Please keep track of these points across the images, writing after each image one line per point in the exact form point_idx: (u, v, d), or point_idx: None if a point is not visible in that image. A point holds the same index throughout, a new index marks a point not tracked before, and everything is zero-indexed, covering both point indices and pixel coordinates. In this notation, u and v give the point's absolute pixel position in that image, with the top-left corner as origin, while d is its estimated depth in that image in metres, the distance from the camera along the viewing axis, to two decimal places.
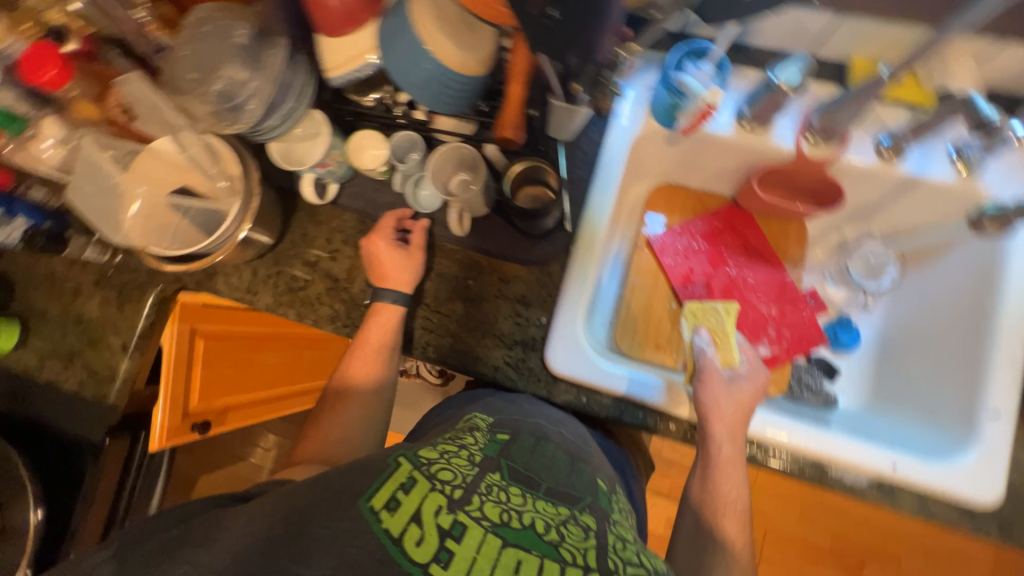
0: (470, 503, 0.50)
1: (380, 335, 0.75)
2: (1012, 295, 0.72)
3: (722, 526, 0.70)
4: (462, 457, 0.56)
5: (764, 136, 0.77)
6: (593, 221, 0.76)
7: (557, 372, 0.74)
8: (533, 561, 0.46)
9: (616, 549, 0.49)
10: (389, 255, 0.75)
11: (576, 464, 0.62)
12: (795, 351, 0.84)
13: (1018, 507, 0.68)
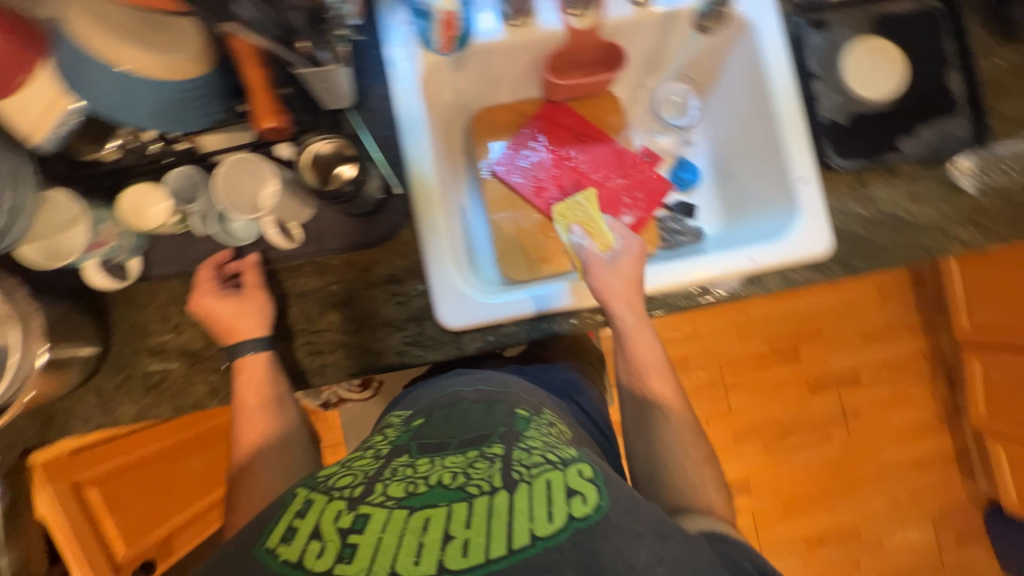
0: (371, 494, 0.53)
1: (257, 392, 0.69)
2: (777, 73, 0.79)
3: (650, 390, 0.79)
4: (365, 459, 0.60)
5: (531, 27, 0.79)
6: (420, 175, 0.75)
7: (451, 327, 0.74)
8: (442, 510, 0.50)
9: (520, 462, 0.55)
10: (227, 310, 0.69)
11: (493, 410, 0.67)
12: (653, 206, 0.92)
13: (852, 244, 0.79)
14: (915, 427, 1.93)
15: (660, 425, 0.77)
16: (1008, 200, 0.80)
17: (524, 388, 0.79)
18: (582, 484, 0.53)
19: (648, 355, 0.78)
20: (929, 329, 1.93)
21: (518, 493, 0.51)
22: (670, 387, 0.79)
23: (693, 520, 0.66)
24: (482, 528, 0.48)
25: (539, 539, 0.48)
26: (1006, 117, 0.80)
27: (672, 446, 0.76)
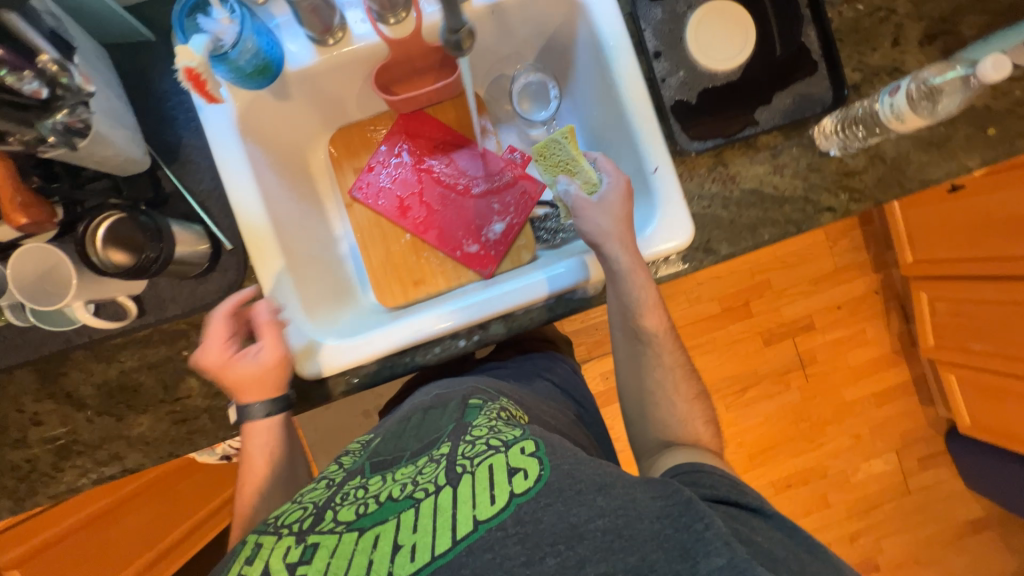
0: (321, 522, 0.50)
1: (266, 458, 0.68)
2: (617, 56, 0.72)
3: (644, 328, 0.73)
4: (318, 488, 0.57)
5: (346, 43, 0.73)
6: (249, 225, 0.71)
7: (361, 361, 0.71)
8: (390, 524, 0.47)
9: (464, 453, 0.53)
10: (241, 372, 0.67)
11: (449, 408, 0.66)
12: (524, 211, 0.89)
13: (715, 227, 0.76)
14: (874, 362, 1.92)
15: (653, 366, 0.74)
16: (877, 159, 0.75)
17: (482, 384, 0.75)
18: (524, 459, 0.50)
19: (644, 292, 0.71)
20: (880, 266, 1.89)
21: (460, 485, 0.49)
22: (660, 327, 0.74)
23: (672, 458, 0.66)
24: (428, 527, 0.46)
25: (482, 523, 0.45)
26: (868, 68, 0.75)
27: (665, 382, 0.73)
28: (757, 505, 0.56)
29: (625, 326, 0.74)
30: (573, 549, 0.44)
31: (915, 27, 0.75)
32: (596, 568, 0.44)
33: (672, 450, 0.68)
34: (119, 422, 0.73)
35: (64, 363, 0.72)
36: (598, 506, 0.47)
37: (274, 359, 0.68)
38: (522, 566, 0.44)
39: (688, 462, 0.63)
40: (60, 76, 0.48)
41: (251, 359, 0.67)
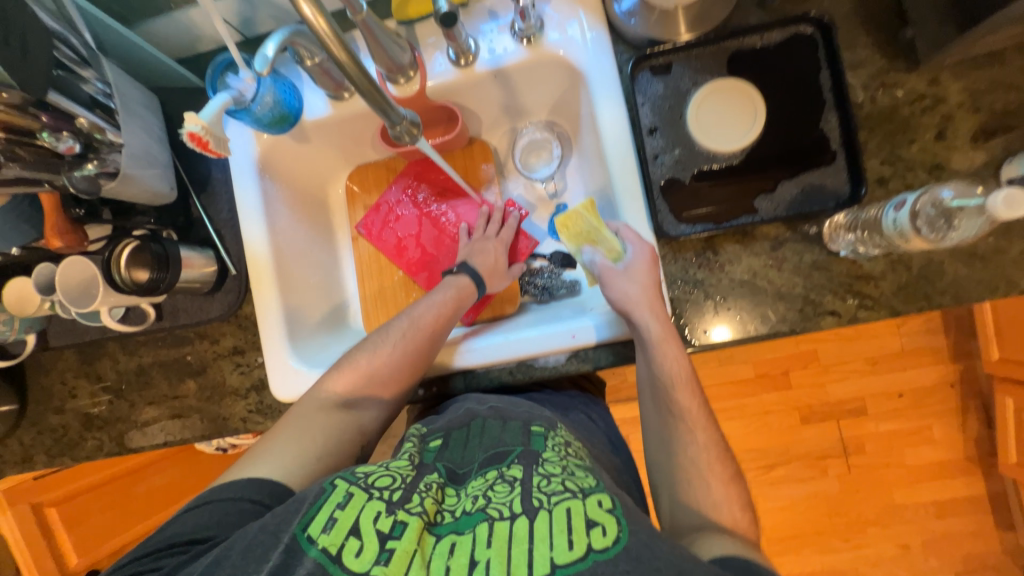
0: (409, 501, 0.52)
1: (435, 318, 0.75)
2: (612, 131, 0.71)
3: (676, 401, 0.68)
4: (398, 464, 0.59)
5: (357, 100, 0.79)
6: (254, 254, 0.79)
7: (453, 369, 0.77)
8: (467, 537, 0.49)
9: (540, 487, 0.52)
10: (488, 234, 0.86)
11: (510, 426, 0.64)
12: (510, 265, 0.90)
13: (697, 315, 0.71)
14: (939, 466, 1.61)
15: (683, 440, 0.66)
16: (900, 265, 0.66)
17: (512, 403, 0.71)
18: (602, 515, 0.49)
19: (676, 365, 0.67)
20: (961, 355, 1.58)
21: (537, 519, 0.48)
22: (695, 401, 0.67)
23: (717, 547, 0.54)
24: (503, 550, 0.46)
25: (556, 568, 0.44)
26: (902, 162, 0.66)
27: (698, 461, 0.64)
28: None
29: (654, 392, 0.69)
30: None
31: (968, 120, 0.65)
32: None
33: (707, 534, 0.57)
34: (131, 407, 0.85)
35: (99, 351, 0.86)
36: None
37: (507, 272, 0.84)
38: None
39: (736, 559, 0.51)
40: (95, 132, 0.59)
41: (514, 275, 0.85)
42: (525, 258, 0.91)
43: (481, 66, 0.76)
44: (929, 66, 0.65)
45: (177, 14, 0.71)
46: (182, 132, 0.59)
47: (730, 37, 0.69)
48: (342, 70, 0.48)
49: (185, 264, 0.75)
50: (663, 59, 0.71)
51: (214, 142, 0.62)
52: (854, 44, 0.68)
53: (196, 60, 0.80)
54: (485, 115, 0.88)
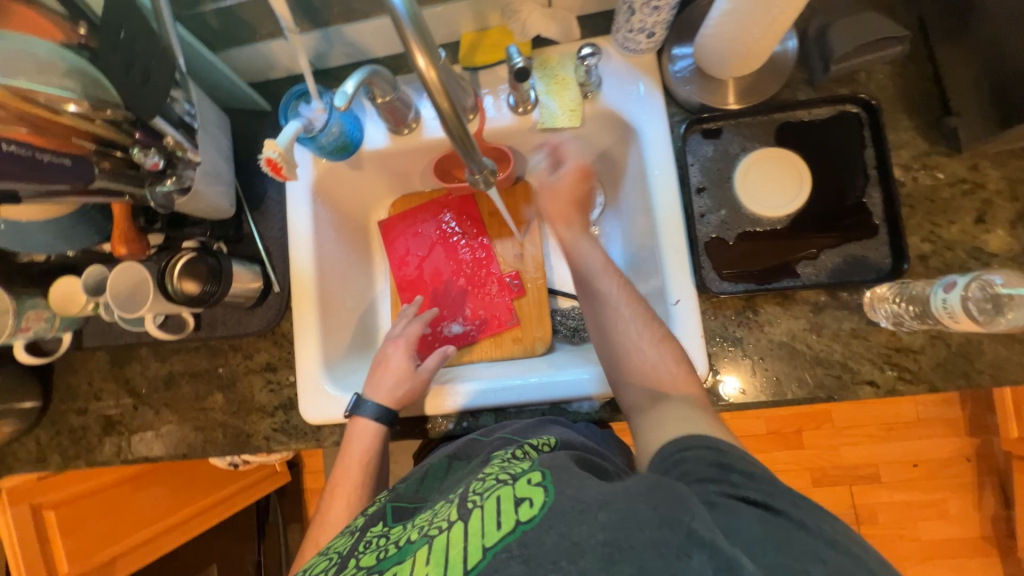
0: (344, 569, 0.55)
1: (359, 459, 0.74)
2: (660, 187, 0.74)
3: (600, 289, 0.73)
4: (343, 538, 0.62)
5: (417, 135, 0.83)
6: (298, 273, 0.81)
7: (434, 411, 0.78)
8: (407, 563, 0.49)
9: (473, 490, 0.53)
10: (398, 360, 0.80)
11: (473, 461, 0.68)
12: (487, 329, 0.92)
13: (733, 372, 0.71)
14: (953, 544, 1.56)
15: (614, 321, 0.70)
16: (939, 341, 0.67)
17: (507, 430, 0.71)
18: (530, 489, 0.49)
19: (594, 259, 0.76)
20: (978, 430, 1.55)
21: (471, 517, 0.49)
22: (619, 286, 0.73)
23: (663, 433, 0.58)
24: (439, 559, 0.47)
25: (488, 550, 0.45)
26: (942, 242, 0.68)
27: (631, 332, 0.68)
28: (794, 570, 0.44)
29: (581, 288, 0.76)
30: (574, 564, 0.42)
31: (1006, 207, 0.68)
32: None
33: (666, 406, 0.61)
34: (155, 415, 0.85)
35: (132, 355, 0.86)
36: (599, 522, 0.43)
37: (421, 378, 0.78)
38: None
39: (673, 443, 0.55)
40: (177, 150, 0.63)
41: (427, 371, 0.79)
42: (504, 330, 0.91)
43: (538, 117, 0.80)
44: (970, 153, 0.69)
45: (260, 45, 0.76)
46: (259, 157, 0.63)
47: (779, 110, 0.72)
48: (444, 117, 0.49)
49: (235, 279, 0.76)
50: (714, 124, 0.74)
51: (285, 166, 0.65)
52: (897, 126, 0.71)
53: (267, 86, 0.85)
54: (533, 158, 0.92)
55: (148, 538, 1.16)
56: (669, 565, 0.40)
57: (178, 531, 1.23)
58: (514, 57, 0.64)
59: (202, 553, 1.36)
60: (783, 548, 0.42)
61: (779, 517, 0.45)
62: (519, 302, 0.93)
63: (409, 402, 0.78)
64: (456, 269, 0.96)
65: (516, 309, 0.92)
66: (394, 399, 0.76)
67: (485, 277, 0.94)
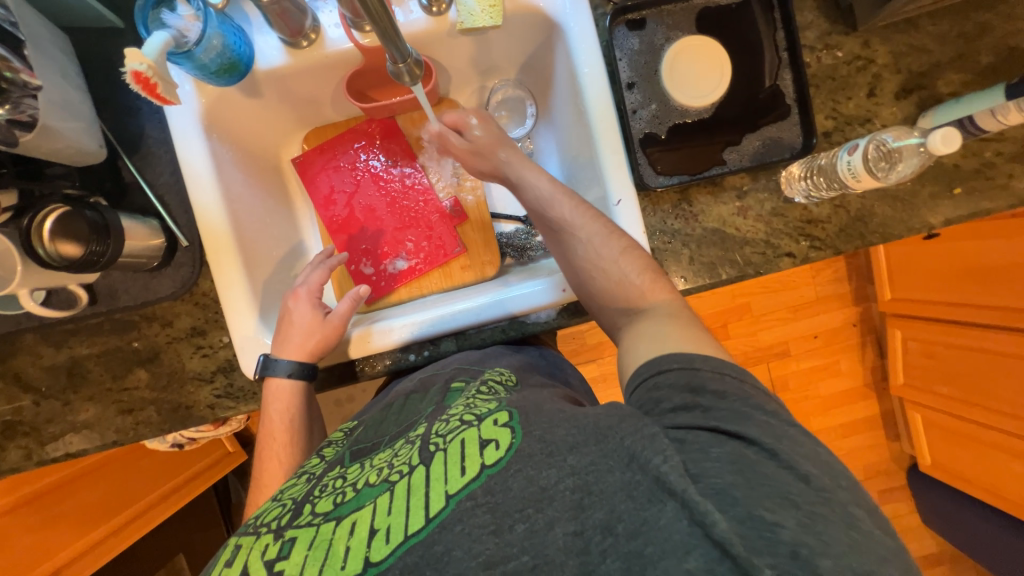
0: (299, 518, 0.54)
1: (282, 422, 0.72)
2: (592, 84, 0.72)
3: (557, 219, 0.70)
4: (296, 486, 0.61)
5: (318, 47, 0.72)
6: (206, 222, 0.71)
7: (374, 351, 0.76)
8: (366, 509, 0.51)
9: (437, 433, 0.56)
10: (301, 312, 0.75)
11: (431, 392, 0.69)
12: (434, 260, 0.89)
13: (673, 262, 0.76)
14: (845, 394, 1.88)
15: (577, 250, 0.68)
16: (841, 209, 0.75)
17: (460, 360, 0.75)
18: (496, 430, 0.52)
19: (542, 187, 0.72)
20: (861, 299, 1.83)
21: (434, 462, 0.52)
22: (574, 208, 0.70)
23: (639, 354, 0.59)
24: (402, 508, 0.49)
25: (452, 497, 0.48)
26: (842, 117, 0.75)
27: (602, 256, 0.67)
28: (733, 427, 0.48)
29: (540, 222, 0.73)
30: (541, 512, 0.46)
31: (892, 80, 0.75)
32: (566, 528, 0.45)
33: (643, 321, 0.63)
34: (65, 406, 0.74)
35: (16, 345, 0.73)
36: (568, 465, 0.48)
37: (332, 327, 0.74)
38: (490, 534, 0.46)
39: (646, 365, 0.57)
40: (3, 69, 0.50)
41: (337, 317, 0.75)
42: (451, 259, 0.89)
43: (456, 16, 0.72)
44: (863, 30, 0.74)
45: None
46: (123, 73, 0.52)
47: None
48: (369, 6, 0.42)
49: (128, 237, 0.65)
50: (637, 14, 0.73)
51: (158, 84, 0.54)
52: (803, 7, 0.74)
53: None
54: (456, 70, 0.85)
55: (92, 545, 1.06)
56: (641, 510, 0.44)
57: (123, 535, 1.13)
58: None
59: (159, 550, 1.28)
60: (757, 490, 0.43)
61: (752, 452, 0.46)
62: (463, 229, 0.90)
63: (327, 352, 0.74)
64: (390, 202, 0.90)
65: (460, 236, 0.89)
66: (306, 352, 0.72)
67: (423, 207, 0.89)
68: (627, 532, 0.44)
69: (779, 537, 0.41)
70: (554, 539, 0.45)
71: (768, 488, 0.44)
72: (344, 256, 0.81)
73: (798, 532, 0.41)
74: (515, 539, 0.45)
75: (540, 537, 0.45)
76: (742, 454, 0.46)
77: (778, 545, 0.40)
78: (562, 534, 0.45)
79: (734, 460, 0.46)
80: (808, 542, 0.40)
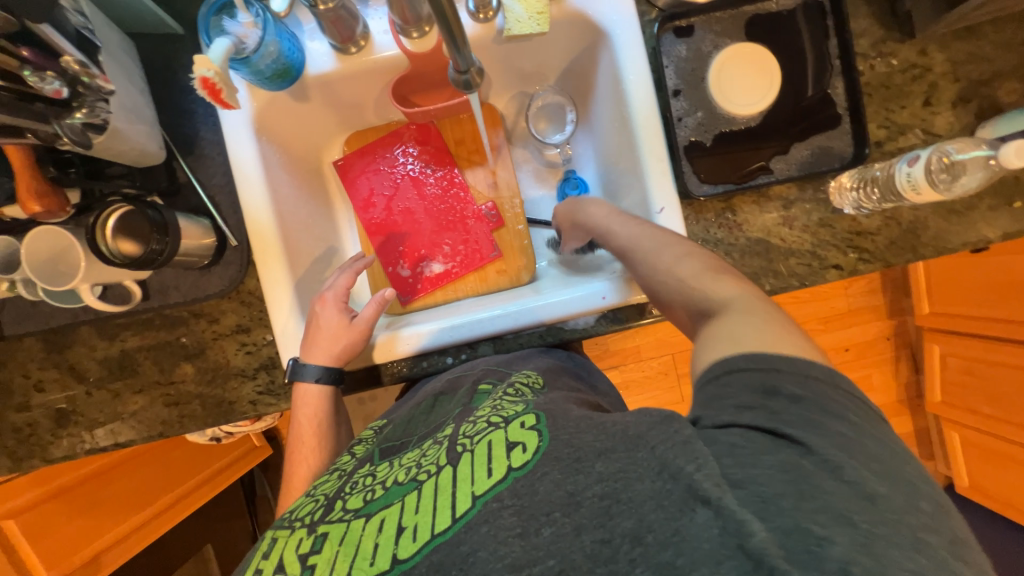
0: (330, 514, 0.55)
1: (310, 424, 0.74)
2: (637, 92, 0.71)
3: (618, 241, 0.67)
4: (328, 481, 0.63)
5: (367, 53, 0.73)
6: (255, 223, 0.72)
7: (409, 354, 0.76)
8: (395, 508, 0.51)
9: (465, 435, 0.56)
10: (331, 317, 0.74)
11: (459, 394, 0.69)
12: (470, 264, 0.89)
13: None
14: (877, 410, 1.81)
15: (642, 269, 0.64)
16: (892, 221, 0.73)
17: (491, 361, 0.76)
18: (523, 433, 0.52)
19: (600, 212, 0.72)
20: (896, 312, 1.77)
21: (461, 463, 0.52)
22: (633, 228, 0.67)
23: (707, 352, 0.52)
24: (429, 507, 0.49)
25: (479, 497, 0.48)
26: (895, 126, 0.73)
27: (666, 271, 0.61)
28: (795, 433, 0.43)
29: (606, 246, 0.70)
30: (569, 516, 0.44)
31: (949, 88, 0.72)
32: (593, 535, 0.43)
33: (718, 320, 0.54)
34: (115, 397, 0.76)
35: (70, 337, 0.76)
36: (596, 472, 0.46)
37: (358, 332, 0.74)
38: (517, 536, 0.45)
39: (720, 364, 0.50)
40: (83, 75, 0.51)
41: (364, 321, 0.75)
42: (486, 263, 0.89)
43: (503, 23, 0.73)
44: (920, 37, 0.71)
45: None
46: (192, 79, 0.54)
47: (748, 2, 0.71)
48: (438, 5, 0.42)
49: (182, 235, 0.67)
50: (686, 21, 0.72)
51: (223, 89, 0.56)
52: (857, 13, 0.73)
53: (174, 2, 0.70)
54: (497, 76, 0.86)
55: (127, 532, 1.10)
56: (672, 520, 0.41)
57: (154, 525, 1.15)
58: None
59: (187, 539, 1.31)
60: (807, 503, 0.40)
61: (805, 461, 0.42)
62: (500, 234, 0.91)
63: (352, 356, 0.75)
64: (428, 206, 0.91)
65: (496, 240, 0.90)
66: (334, 356, 0.73)
67: (461, 212, 0.90)
68: (658, 542, 0.41)
69: (827, 553, 0.37)
70: (581, 544, 0.43)
71: (822, 504, 0.40)
72: (372, 259, 0.80)
73: (852, 550, 0.37)
74: (542, 543, 0.44)
75: (566, 541, 0.43)
76: (796, 465, 0.42)
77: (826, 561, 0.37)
78: (589, 541, 0.43)
79: (783, 469, 0.42)
80: (860, 561, 0.37)
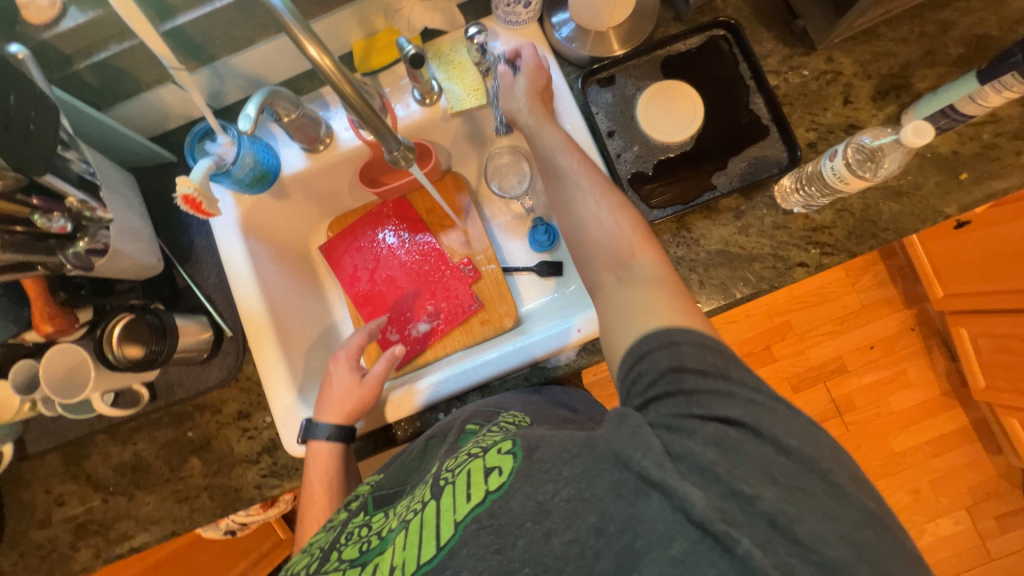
0: (327, 566, 0.54)
1: (321, 481, 0.73)
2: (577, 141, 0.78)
3: (559, 165, 0.68)
4: (324, 534, 0.62)
5: (334, 148, 0.83)
6: (247, 311, 0.79)
7: (419, 409, 0.78)
8: (388, 552, 0.51)
9: (447, 468, 0.55)
10: (344, 381, 0.78)
11: (447, 436, 0.67)
12: (453, 319, 0.93)
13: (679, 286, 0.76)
14: (923, 407, 1.69)
15: (578, 198, 0.65)
16: (845, 212, 0.75)
17: (485, 403, 0.73)
18: (499, 457, 0.50)
19: (552, 139, 0.70)
20: (913, 300, 1.71)
21: (443, 494, 0.51)
22: (579, 161, 0.67)
23: (631, 327, 0.55)
24: (415, 541, 0.49)
25: (460, 523, 0.47)
26: (823, 128, 0.77)
27: (597, 211, 0.63)
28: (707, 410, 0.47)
29: (548, 174, 0.70)
30: (539, 523, 0.44)
31: (864, 85, 0.77)
32: (562, 537, 0.43)
33: (631, 287, 0.58)
34: (129, 501, 0.79)
35: (87, 447, 0.80)
36: (563, 477, 0.45)
37: (367, 389, 0.76)
38: (494, 552, 0.44)
39: (630, 352, 0.53)
40: (84, 211, 0.62)
41: (374, 378, 0.78)
42: (468, 317, 0.93)
43: (446, 103, 0.82)
44: (823, 47, 0.78)
45: (147, 94, 0.74)
46: (176, 197, 0.62)
47: (659, 47, 0.79)
48: (355, 106, 0.52)
49: (181, 334, 0.74)
50: (606, 73, 0.81)
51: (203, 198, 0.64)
52: (759, 39, 0.80)
53: (168, 137, 0.83)
54: (455, 148, 0.95)
55: None
56: (628, 506, 0.43)
57: None
58: (405, 46, 0.66)
59: None
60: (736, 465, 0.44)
61: (731, 431, 0.46)
62: (478, 288, 0.94)
63: (365, 413, 0.77)
64: (410, 273, 0.96)
65: (476, 292, 0.94)
66: (343, 415, 0.75)
67: (440, 276, 0.95)
68: (618, 529, 0.42)
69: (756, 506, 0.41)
70: (552, 547, 0.43)
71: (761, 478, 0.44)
72: (381, 321, 0.85)
73: (778, 501, 0.42)
74: (518, 555, 0.44)
75: (538, 546, 0.43)
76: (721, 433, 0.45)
77: (763, 523, 0.41)
78: (558, 543, 0.43)
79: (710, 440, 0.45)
80: (787, 510, 0.41)
